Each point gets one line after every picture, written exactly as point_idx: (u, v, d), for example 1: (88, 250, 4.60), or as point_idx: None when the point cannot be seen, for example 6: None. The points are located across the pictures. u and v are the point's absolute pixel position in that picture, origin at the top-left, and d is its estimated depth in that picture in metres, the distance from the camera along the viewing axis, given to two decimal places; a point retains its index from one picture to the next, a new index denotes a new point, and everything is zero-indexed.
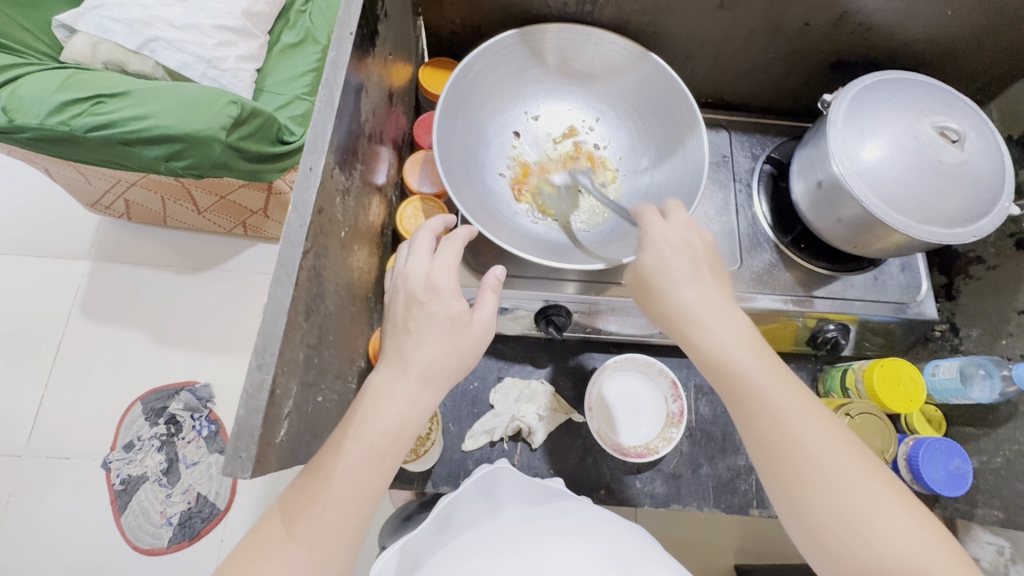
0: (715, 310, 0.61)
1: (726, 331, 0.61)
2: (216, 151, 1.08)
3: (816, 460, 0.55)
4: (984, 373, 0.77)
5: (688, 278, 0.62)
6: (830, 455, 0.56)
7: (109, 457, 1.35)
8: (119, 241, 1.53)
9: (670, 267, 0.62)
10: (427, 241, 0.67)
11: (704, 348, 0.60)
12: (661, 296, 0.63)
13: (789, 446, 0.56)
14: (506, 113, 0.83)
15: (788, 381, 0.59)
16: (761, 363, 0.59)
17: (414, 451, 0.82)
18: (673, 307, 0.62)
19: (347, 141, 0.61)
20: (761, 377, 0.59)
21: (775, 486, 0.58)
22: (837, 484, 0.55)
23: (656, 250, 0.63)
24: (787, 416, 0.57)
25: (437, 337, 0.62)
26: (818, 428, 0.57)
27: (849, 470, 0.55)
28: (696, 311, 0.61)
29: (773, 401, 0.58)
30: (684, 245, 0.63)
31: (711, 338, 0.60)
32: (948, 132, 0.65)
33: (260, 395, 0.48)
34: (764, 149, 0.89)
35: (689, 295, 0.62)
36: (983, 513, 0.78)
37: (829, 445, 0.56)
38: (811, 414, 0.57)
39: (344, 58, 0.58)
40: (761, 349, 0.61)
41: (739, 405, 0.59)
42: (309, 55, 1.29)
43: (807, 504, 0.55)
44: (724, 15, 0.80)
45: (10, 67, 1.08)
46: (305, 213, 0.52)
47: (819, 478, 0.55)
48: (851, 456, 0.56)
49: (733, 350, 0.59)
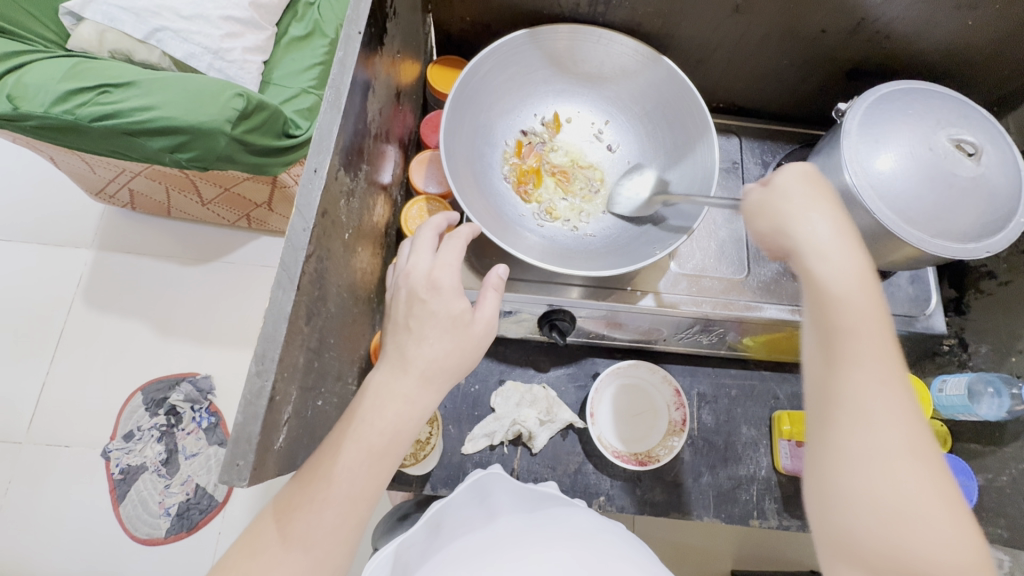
0: (845, 249, 0.54)
1: (851, 276, 0.52)
2: (221, 144, 1.07)
3: (877, 439, 0.48)
4: (992, 392, 0.75)
5: (825, 212, 0.55)
6: (903, 436, 0.48)
7: (109, 447, 1.35)
8: (123, 230, 1.53)
9: (798, 199, 0.56)
10: (429, 240, 0.66)
11: (814, 276, 0.53)
12: (780, 216, 0.57)
13: (856, 406, 0.49)
14: (515, 114, 0.82)
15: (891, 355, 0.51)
16: (870, 319, 0.51)
17: (413, 455, 0.83)
18: (798, 228, 0.55)
19: (353, 141, 0.61)
20: (862, 334, 0.51)
21: (815, 441, 0.51)
22: (898, 467, 0.47)
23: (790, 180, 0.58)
24: (870, 377, 0.50)
25: (438, 336, 0.61)
26: (899, 406, 0.49)
27: (913, 461, 0.48)
28: (823, 245, 0.54)
29: (863, 359, 0.50)
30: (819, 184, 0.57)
31: (828, 270, 0.53)
32: (965, 145, 0.63)
33: (259, 401, 0.47)
34: (775, 156, 0.88)
35: (822, 229, 0.54)
36: (987, 532, 0.77)
37: (904, 431, 0.49)
38: (898, 391, 0.50)
39: (351, 57, 0.57)
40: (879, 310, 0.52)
41: (823, 348, 0.52)
42: (316, 48, 1.28)
43: (846, 468, 0.48)
44: (738, 19, 0.78)
45: (17, 54, 1.07)
46: (309, 216, 0.52)
47: (877, 452, 0.48)
48: (922, 451, 0.48)
49: (843, 289, 0.52)
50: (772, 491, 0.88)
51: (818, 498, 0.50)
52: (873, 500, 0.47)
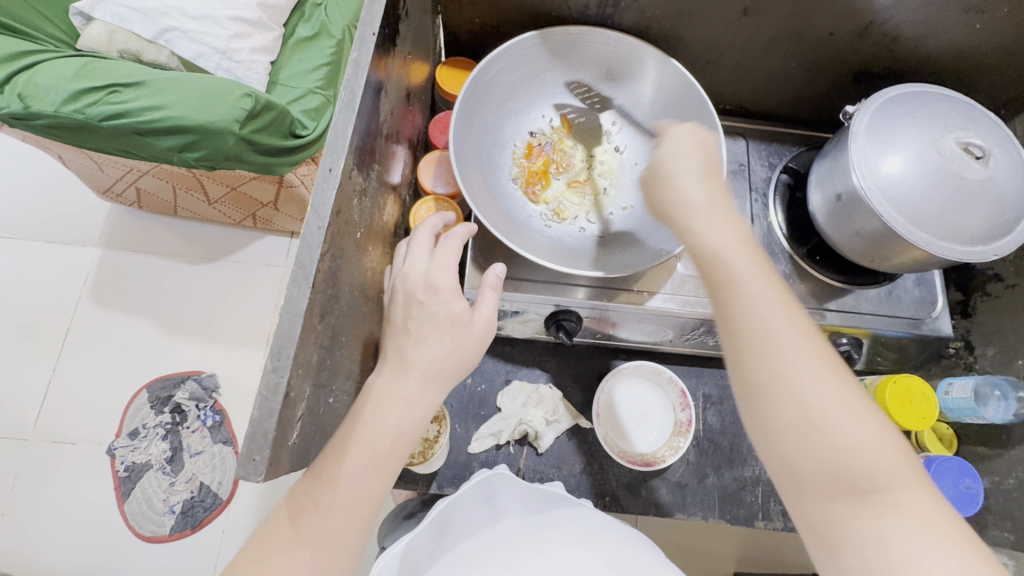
0: (716, 207, 0.58)
1: (723, 229, 0.57)
2: (229, 143, 1.07)
3: (788, 367, 0.50)
4: (999, 394, 0.76)
5: (697, 173, 0.60)
6: (809, 354, 0.51)
7: (114, 444, 1.36)
8: (130, 229, 1.54)
9: (677, 162, 0.61)
10: (426, 240, 0.67)
11: (696, 238, 0.57)
12: (664, 188, 0.61)
13: (761, 336, 0.52)
14: (523, 115, 0.82)
15: (779, 290, 0.54)
16: (752, 258, 0.55)
17: (420, 453, 0.82)
18: (677, 196, 0.59)
19: (366, 141, 0.61)
20: (746, 275, 0.54)
21: (738, 381, 0.53)
22: (811, 382, 0.50)
23: (671, 146, 0.63)
24: (769, 307, 0.53)
25: (438, 336, 0.62)
26: (800, 329, 0.52)
27: (827, 375, 0.50)
28: (699, 203, 0.58)
29: (759, 293, 0.53)
30: (697, 147, 0.63)
31: (706, 229, 0.57)
32: (972, 148, 0.64)
33: (275, 398, 0.48)
34: (782, 159, 0.88)
35: (696, 189, 0.59)
36: (994, 534, 0.77)
37: (811, 349, 0.51)
38: (794, 318, 0.53)
39: (365, 58, 0.58)
40: (756, 250, 0.57)
41: (719, 295, 0.55)
42: (323, 48, 1.29)
43: (768, 397, 0.50)
44: (746, 22, 0.79)
45: (28, 54, 1.08)
46: (323, 215, 0.52)
47: (791, 373, 0.50)
48: (831, 365, 0.51)
49: (718, 241, 0.56)
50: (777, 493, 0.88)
51: (763, 435, 0.51)
52: (798, 423, 0.49)
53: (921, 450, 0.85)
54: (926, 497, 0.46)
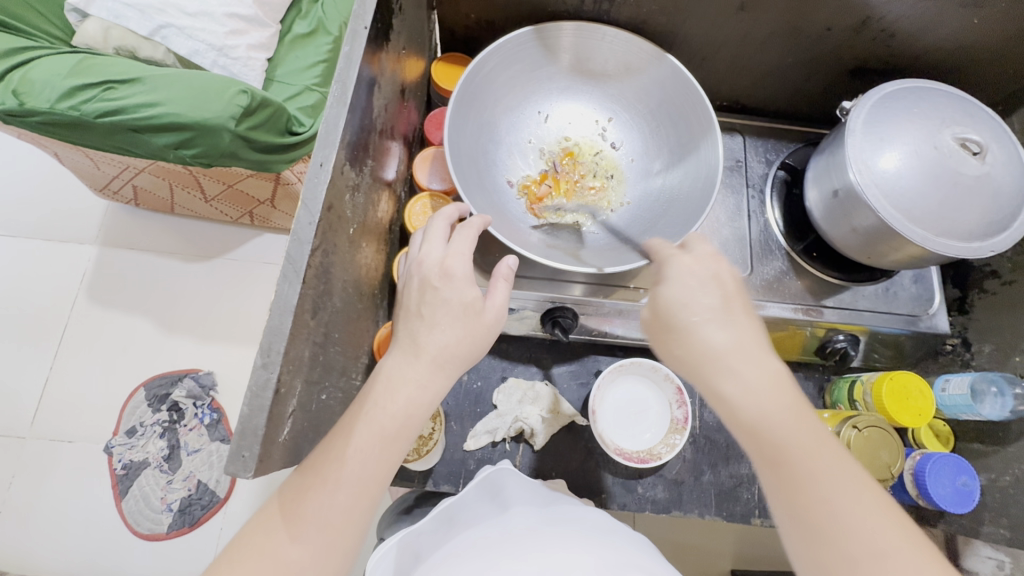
0: (746, 356, 0.56)
1: (761, 384, 0.55)
2: (225, 140, 1.07)
3: (857, 541, 0.49)
4: (995, 391, 0.75)
5: (719, 319, 0.57)
6: (881, 533, 0.50)
7: (112, 442, 1.35)
8: (127, 227, 1.53)
9: (695, 304, 0.58)
10: (441, 229, 0.66)
11: (731, 399, 0.55)
12: (683, 332, 0.58)
13: (830, 516, 0.51)
14: (519, 111, 0.82)
15: (828, 446, 0.54)
16: (797, 422, 0.54)
17: (415, 451, 0.82)
18: (705, 349, 0.56)
19: (358, 136, 0.61)
20: (792, 440, 0.53)
21: (806, 557, 0.51)
22: (894, 566, 0.48)
23: (679, 283, 0.59)
24: (826, 479, 0.52)
25: (450, 323, 0.61)
26: (863, 499, 0.51)
27: (905, 553, 0.49)
28: (726, 356, 0.56)
29: (814, 466, 0.52)
30: (709, 279, 0.60)
31: (741, 389, 0.55)
32: (969, 144, 0.64)
33: (265, 393, 0.47)
34: (779, 155, 0.88)
35: (720, 338, 0.56)
36: (989, 531, 0.77)
37: (880, 526, 0.50)
38: (850, 482, 0.52)
39: (357, 52, 0.57)
40: (797, 407, 0.55)
41: (771, 466, 0.53)
42: (320, 45, 1.28)
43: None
44: (743, 18, 0.78)
45: (23, 51, 1.08)
46: (314, 210, 0.52)
47: (863, 553, 0.49)
48: (902, 535, 0.50)
49: (760, 404, 0.54)
50: None
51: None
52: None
53: (918, 448, 0.84)
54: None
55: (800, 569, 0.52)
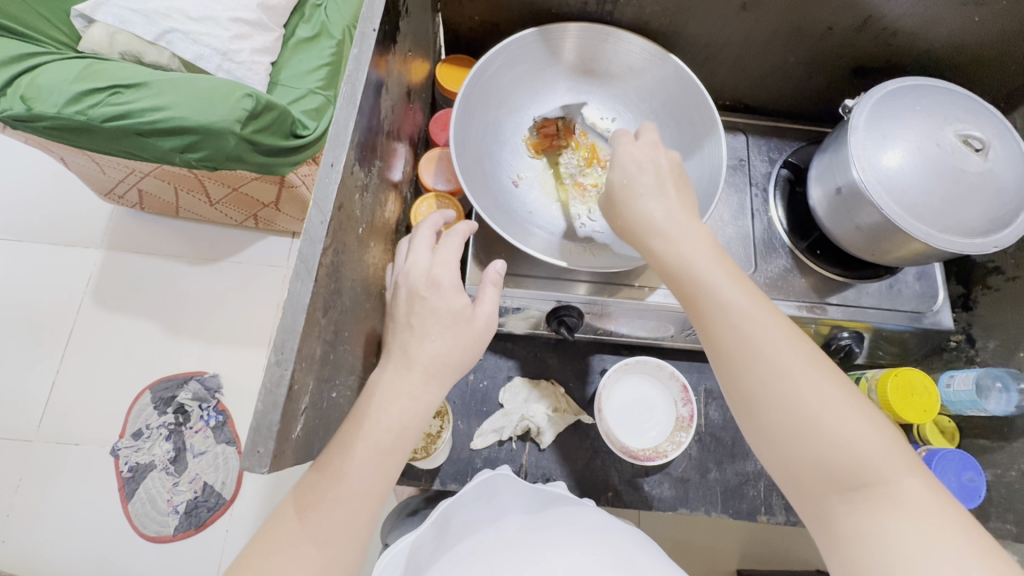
0: (676, 218, 0.59)
1: (686, 240, 0.58)
2: (231, 143, 1.08)
3: (767, 364, 0.52)
4: (1000, 386, 0.76)
5: (652, 192, 0.60)
6: (789, 359, 0.52)
7: (118, 445, 1.36)
8: (132, 230, 1.54)
9: (631, 181, 0.61)
10: (427, 237, 0.68)
11: (660, 257, 0.59)
12: (624, 202, 0.61)
13: (741, 346, 0.53)
14: (523, 112, 0.83)
15: (747, 288, 0.56)
16: (719, 267, 0.56)
17: (424, 448, 0.81)
18: (639, 216, 0.60)
19: (367, 137, 0.61)
20: (712, 283, 0.56)
21: (728, 386, 0.55)
22: (793, 385, 0.51)
23: (617, 163, 0.62)
24: (741, 312, 0.54)
25: (440, 333, 0.62)
26: (777, 330, 0.53)
27: (807, 369, 0.51)
28: (656, 222, 0.59)
29: (729, 303, 0.54)
30: (649, 163, 0.62)
31: (667, 247, 0.58)
32: (971, 141, 0.64)
33: (279, 390, 0.48)
34: (782, 154, 0.88)
35: (652, 206, 0.60)
36: (997, 526, 0.77)
37: (787, 347, 0.52)
38: (765, 316, 0.54)
39: (366, 55, 0.58)
40: (723, 257, 0.58)
41: (695, 312, 0.57)
42: (323, 49, 1.29)
43: (758, 407, 0.52)
44: (745, 17, 0.79)
45: (31, 56, 1.09)
46: (326, 209, 0.52)
47: (772, 376, 0.52)
48: (810, 360, 0.52)
49: (685, 259, 0.57)
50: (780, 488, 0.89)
51: (758, 438, 0.53)
52: (785, 427, 0.51)
53: (924, 444, 0.85)
54: (915, 482, 0.46)
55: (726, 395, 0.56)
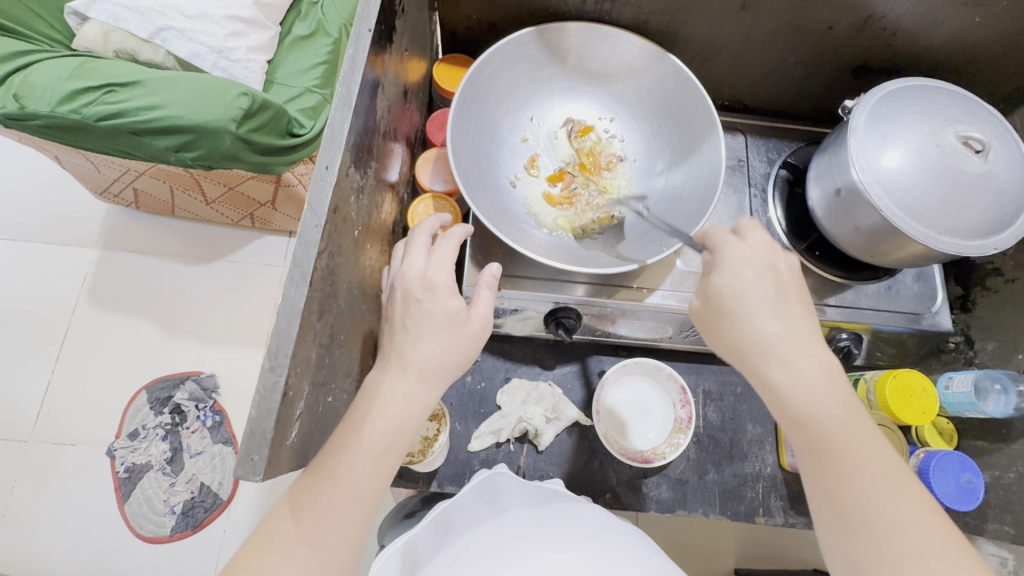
0: (801, 349, 0.57)
1: (816, 379, 0.56)
2: (226, 142, 1.07)
3: (892, 531, 0.52)
4: (999, 388, 0.76)
5: (773, 310, 0.57)
6: (915, 526, 0.52)
7: (114, 445, 1.35)
8: (128, 229, 1.53)
9: (751, 295, 0.58)
10: (422, 241, 0.67)
11: (782, 390, 0.56)
12: (736, 318, 0.58)
13: (864, 502, 0.53)
14: (520, 112, 0.82)
15: (872, 441, 0.55)
16: (846, 416, 0.56)
17: (420, 452, 0.81)
18: (762, 341, 0.57)
19: (362, 138, 0.61)
20: (838, 434, 0.55)
21: (838, 540, 0.54)
22: (922, 556, 0.51)
23: (733, 274, 0.59)
24: (864, 464, 0.54)
25: (435, 335, 0.61)
26: (902, 491, 0.53)
27: (938, 547, 0.51)
28: (779, 347, 0.57)
29: (856, 458, 0.54)
30: (765, 270, 0.59)
31: (794, 381, 0.56)
32: (971, 142, 0.64)
33: (273, 396, 0.47)
34: (781, 154, 0.88)
35: (773, 328, 0.57)
36: (994, 528, 0.77)
37: (917, 519, 0.52)
38: (891, 476, 0.54)
39: (361, 55, 0.57)
40: (847, 399, 0.57)
41: (815, 456, 0.56)
42: (319, 47, 1.29)
43: (877, 573, 0.52)
44: (745, 17, 0.79)
45: (24, 54, 1.08)
46: (320, 212, 0.52)
47: (900, 548, 0.51)
48: (936, 529, 0.52)
49: (812, 403, 0.56)
50: (778, 489, 0.88)
51: None
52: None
53: (922, 446, 0.85)
54: None
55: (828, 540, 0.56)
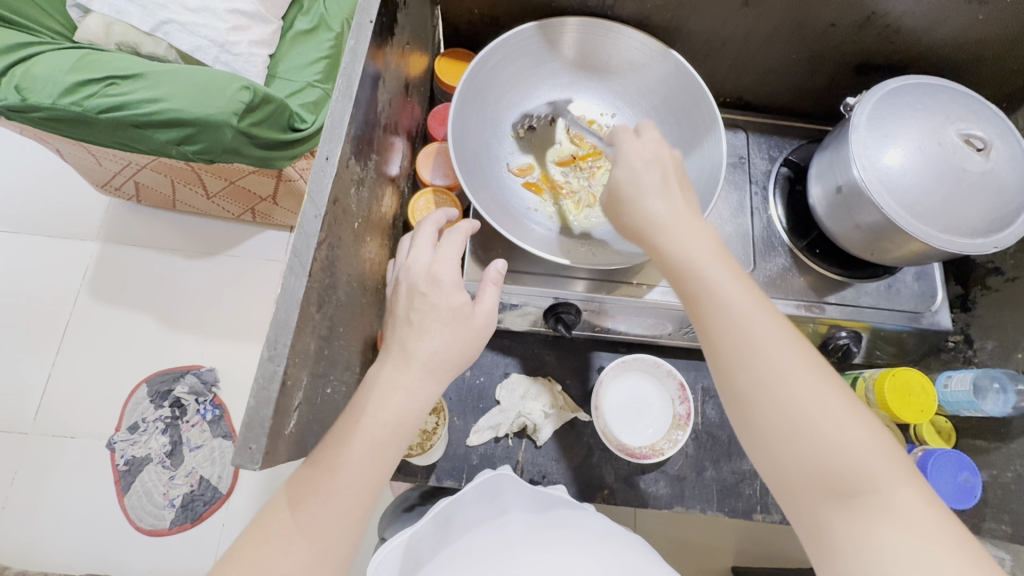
0: (681, 218, 0.59)
1: (693, 238, 0.58)
2: (227, 137, 1.07)
3: (770, 370, 0.52)
4: (997, 387, 0.76)
5: (657, 189, 0.60)
6: (794, 364, 0.52)
7: (114, 438, 1.36)
8: (129, 223, 1.53)
9: (638, 179, 0.60)
10: (430, 234, 0.67)
11: (668, 258, 0.58)
12: (630, 199, 0.60)
13: (743, 351, 0.53)
14: (522, 107, 0.82)
15: (752, 291, 0.56)
16: (723, 269, 0.56)
17: (419, 445, 0.82)
18: (646, 216, 0.59)
19: (363, 131, 0.61)
20: (716, 289, 0.55)
21: (726, 394, 0.55)
22: (799, 399, 0.51)
23: (627, 163, 0.61)
24: (746, 314, 0.54)
25: (439, 329, 0.61)
26: (784, 342, 0.53)
27: (810, 378, 0.51)
28: (662, 220, 0.59)
29: (734, 304, 0.54)
30: (653, 160, 0.61)
31: (676, 246, 0.58)
32: (973, 140, 0.64)
33: (271, 386, 0.48)
34: (782, 151, 0.88)
35: (659, 206, 0.59)
36: (991, 527, 0.78)
37: (791, 354, 0.52)
38: (769, 320, 0.54)
39: (363, 46, 0.57)
40: (728, 259, 0.58)
41: (697, 313, 0.57)
42: (321, 42, 1.28)
43: (759, 417, 0.52)
44: (747, 13, 0.78)
45: (25, 46, 1.07)
46: (321, 203, 0.52)
47: (772, 384, 0.52)
48: (818, 375, 0.52)
49: (696, 263, 0.57)
50: None
51: (754, 445, 0.53)
52: (786, 439, 0.50)
53: (920, 445, 0.85)
54: (913, 492, 0.47)
55: (723, 401, 0.56)
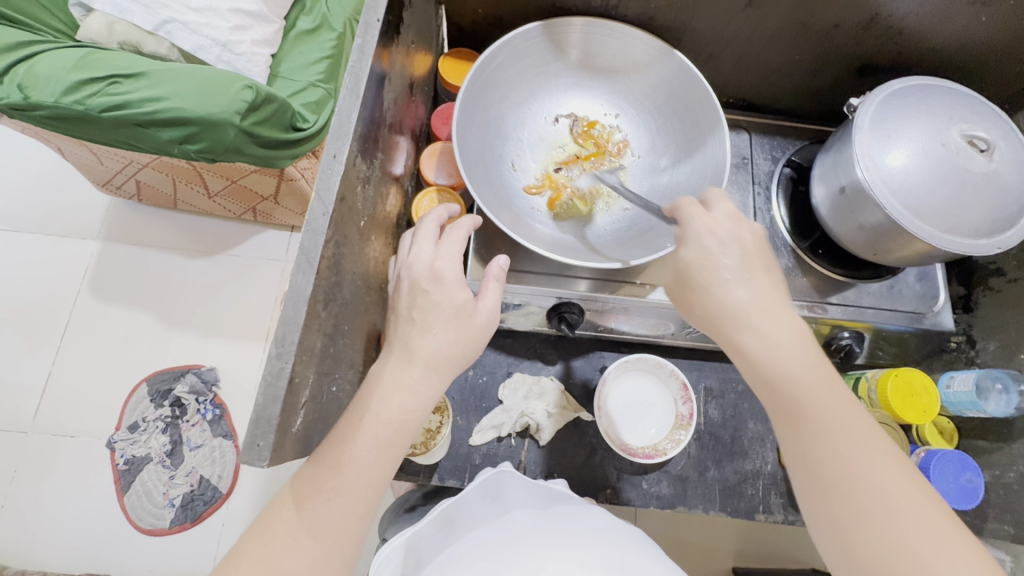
0: (768, 312, 0.58)
1: (783, 338, 0.57)
2: (230, 136, 1.07)
3: (866, 489, 0.52)
4: (999, 387, 0.76)
5: (740, 277, 0.58)
6: (892, 483, 0.52)
7: (114, 438, 1.36)
8: (130, 222, 1.53)
9: (716, 265, 0.59)
10: (431, 231, 0.66)
11: (753, 355, 0.57)
12: (705, 286, 0.59)
13: (839, 465, 0.53)
14: (526, 107, 0.82)
15: (845, 400, 0.55)
16: (815, 374, 0.56)
17: (422, 444, 0.82)
18: (729, 309, 0.58)
19: (369, 129, 0.61)
20: (810, 398, 0.55)
21: (815, 506, 0.54)
22: (905, 520, 0.50)
23: (697, 244, 0.60)
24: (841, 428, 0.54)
25: (442, 327, 0.61)
26: (880, 455, 0.53)
27: (909, 502, 0.51)
28: (747, 313, 0.57)
29: (830, 416, 0.54)
30: (732, 240, 0.60)
31: (763, 344, 0.57)
32: (976, 141, 0.64)
33: (279, 382, 0.48)
34: (785, 152, 0.88)
35: (741, 295, 0.58)
36: (993, 528, 0.78)
37: (885, 471, 0.52)
38: (864, 433, 0.54)
39: (370, 45, 0.58)
40: (814, 358, 0.57)
41: (788, 417, 0.56)
42: (324, 41, 1.29)
43: (853, 536, 0.51)
44: (751, 14, 0.79)
45: (28, 44, 1.07)
46: (328, 201, 0.52)
47: (871, 505, 0.51)
48: (916, 491, 0.52)
49: (788, 367, 0.56)
50: (778, 486, 0.88)
51: (844, 564, 0.52)
52: (893, 562, 0.49)
53: (923, 445, 0.85)
54: None
55: (809, 509, 0.56)
